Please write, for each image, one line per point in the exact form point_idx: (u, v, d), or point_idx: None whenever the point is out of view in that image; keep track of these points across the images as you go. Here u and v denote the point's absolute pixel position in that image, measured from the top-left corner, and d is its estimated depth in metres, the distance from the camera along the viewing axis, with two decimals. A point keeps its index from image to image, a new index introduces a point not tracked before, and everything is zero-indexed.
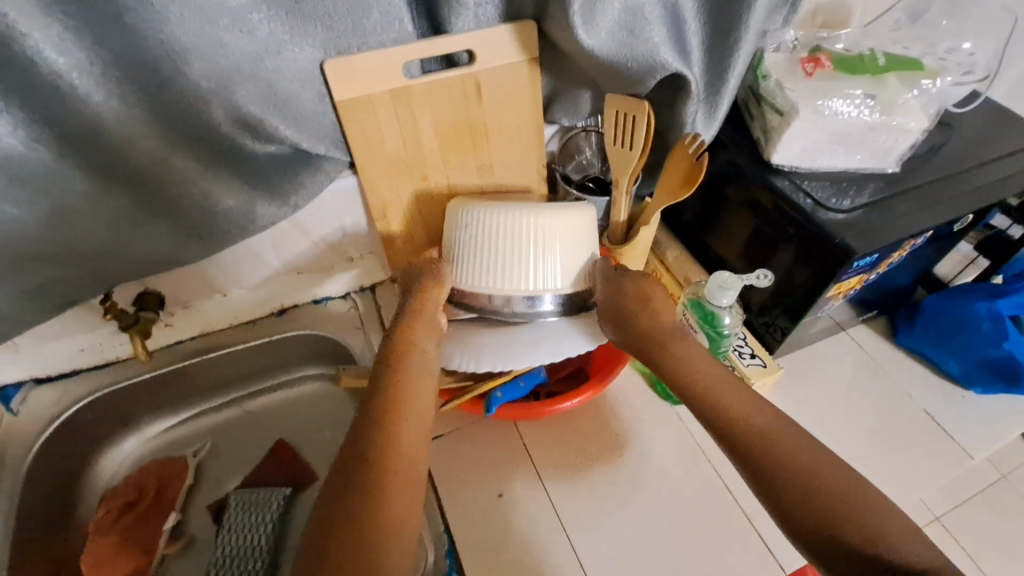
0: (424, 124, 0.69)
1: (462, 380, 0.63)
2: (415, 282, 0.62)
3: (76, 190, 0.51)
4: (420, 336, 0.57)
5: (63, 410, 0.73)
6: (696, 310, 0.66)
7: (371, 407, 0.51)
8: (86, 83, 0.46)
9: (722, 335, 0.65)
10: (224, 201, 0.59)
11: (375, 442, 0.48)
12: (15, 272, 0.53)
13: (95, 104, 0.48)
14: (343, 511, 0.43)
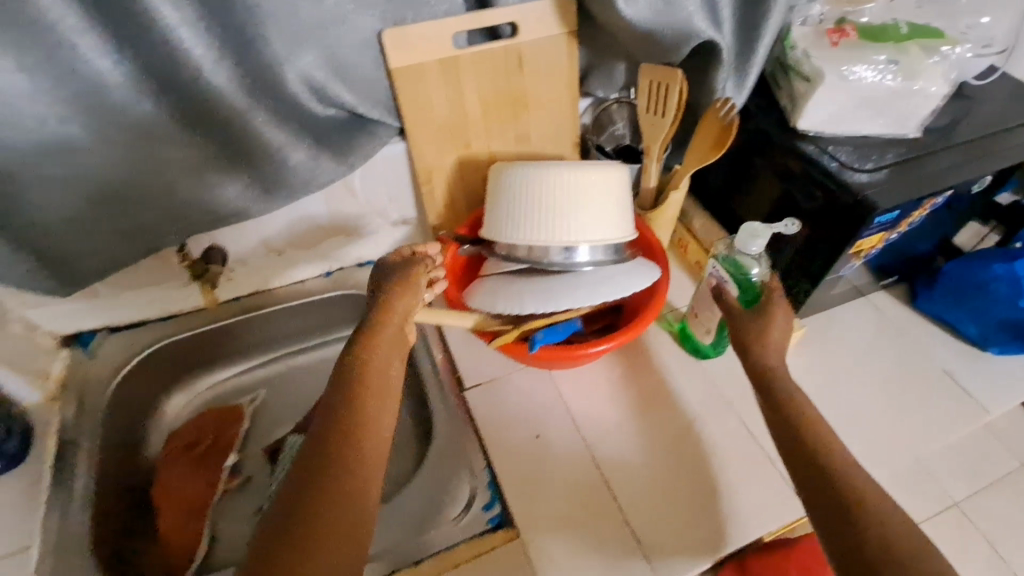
0: (469, 93, 0.74)
1: (502, 324, 0.67)
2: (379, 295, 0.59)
3: (168, 140, 0.57)
4: (383, 348, 0.54)
5: (133, 355, 0.80)
6: (725, 262, 0.69)
7: (331, 419, 0.48)
8: (190, 41, 0.51)
9: (752, 285, 0.67)
10: (292, 156, 0.64)
11: (337, 462, 0.45)
12: (112, 215, 0.59)
13: (196, 58, 0.53)
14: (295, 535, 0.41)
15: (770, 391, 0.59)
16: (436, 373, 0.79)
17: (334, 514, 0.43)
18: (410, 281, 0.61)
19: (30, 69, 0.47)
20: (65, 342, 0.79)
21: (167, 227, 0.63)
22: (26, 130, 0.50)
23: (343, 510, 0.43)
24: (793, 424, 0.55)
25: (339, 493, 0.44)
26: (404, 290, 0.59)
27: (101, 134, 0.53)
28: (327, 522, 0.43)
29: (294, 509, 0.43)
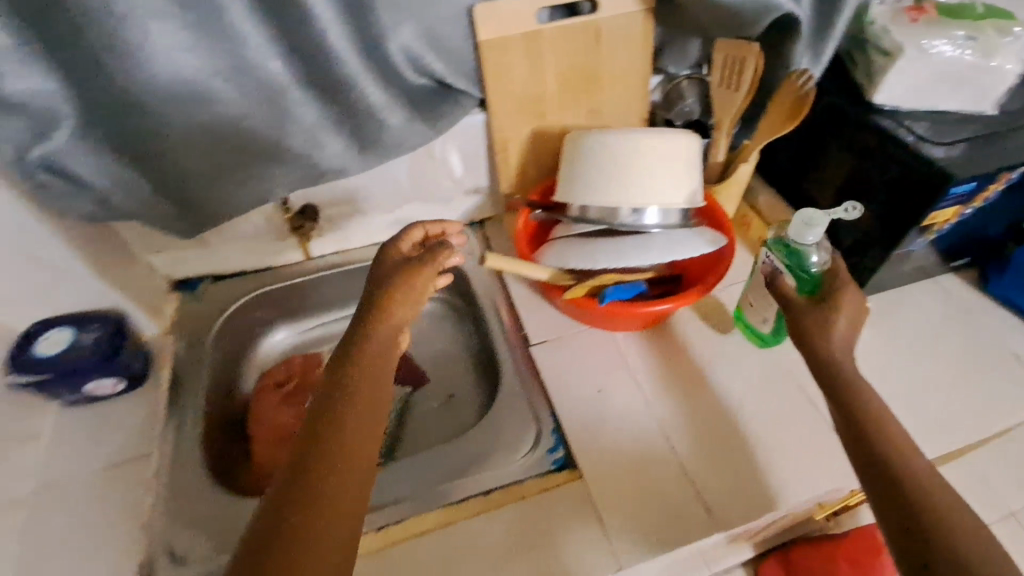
0: (548, 67, 0.78)
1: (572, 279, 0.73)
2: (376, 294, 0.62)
3: (289, 100, 0.64)
4: (374, 347, 0.59)
5: (234, 301, 0.89)
6: (780, 250, 0.68)
7: (321, 418, 0.53)
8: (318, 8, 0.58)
9: (810, 275, 0.67)
10: (390, 119, 0.70)
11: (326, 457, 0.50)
12: (238, 164, 0.67)
13: (320, 24, 0.59)
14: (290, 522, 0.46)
15: (834, 372, 0.60)
16: (503, 331, 0.84)
17: (325, 502, 0.48)
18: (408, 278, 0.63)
19: (187, 29, 0.55)
20: (173, 286, 0.88)
21: (278, 180, 0.70)
22: (177, 83, 0.57)
23: (332, 498, 0.48)
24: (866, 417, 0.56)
25: (328, 494, 0.48)
26: (403, 290, 0.62)
27: (236, 91, 0.61)
28: (320, 510, 0.47)
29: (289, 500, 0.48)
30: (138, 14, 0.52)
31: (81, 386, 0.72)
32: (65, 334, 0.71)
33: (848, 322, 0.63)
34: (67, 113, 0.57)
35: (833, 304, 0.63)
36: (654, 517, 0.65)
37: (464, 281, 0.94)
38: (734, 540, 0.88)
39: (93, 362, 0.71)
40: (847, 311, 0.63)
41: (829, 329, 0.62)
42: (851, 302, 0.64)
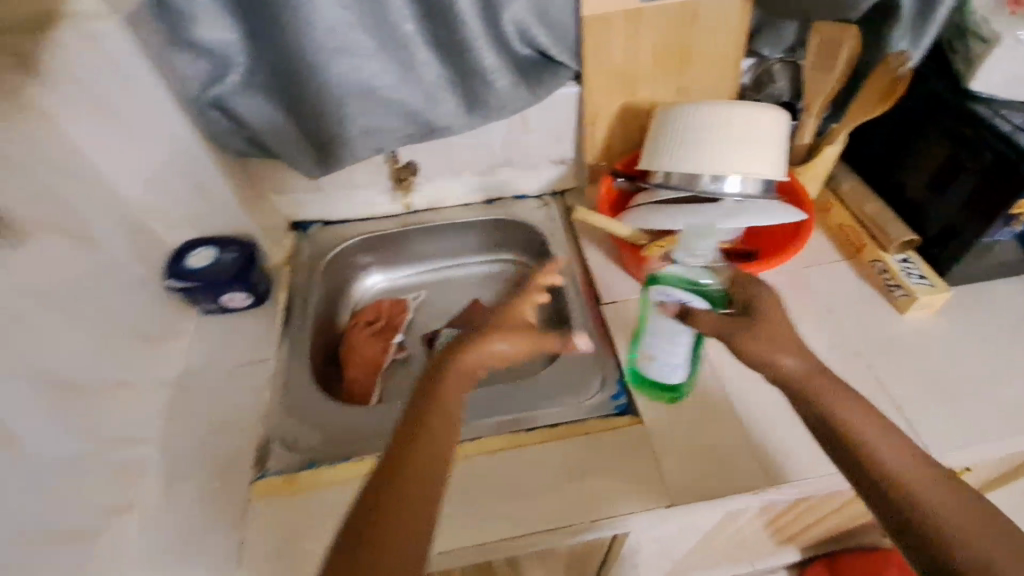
0: (645, 44, 0.83)
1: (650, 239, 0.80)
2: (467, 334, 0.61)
3: (415, 57, 0.74)
4: (451, 381, 0.57)
5: (338, 244, 1.00)
6: (671, 278, 0.64)
7: (400, 441, 0.52)
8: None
9: (706, 289, 0.64)
10: (498, 82, 0.78)
11: (397, 479, 0.49)
12: (364, 114, 0.77)
13: None
14: (364, 538, 0.46)
15: (819, 408, 0.54)
16: (578, 292, 0.89)
17: (393, 522, 0.47)
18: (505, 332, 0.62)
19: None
20: (291, 226, 1.01)
21: (394, 132, 0.80)
22: (329, 38, 0.68)
23: (400, 520, 0.47)
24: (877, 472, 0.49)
25: (399, 514, 0.47)
26: (492, 337, 0.60)
27: (376, 46, 0.71)
28: (389, 531, 0.46)
29: (362, 521, 0.47)
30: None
31: (219, 297, 0.85)
32: (210, 252, 0.84)
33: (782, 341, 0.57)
34: (239, 59, 0.71)
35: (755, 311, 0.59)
36: (709, 467, 0.68)
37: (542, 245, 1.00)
38: (783, 522, 0.88)
39: (232, 277, 0.83)
40: (773, 320, 0.58)
41: (774, 348, 0.56)
42: (778, 308, 0.59)
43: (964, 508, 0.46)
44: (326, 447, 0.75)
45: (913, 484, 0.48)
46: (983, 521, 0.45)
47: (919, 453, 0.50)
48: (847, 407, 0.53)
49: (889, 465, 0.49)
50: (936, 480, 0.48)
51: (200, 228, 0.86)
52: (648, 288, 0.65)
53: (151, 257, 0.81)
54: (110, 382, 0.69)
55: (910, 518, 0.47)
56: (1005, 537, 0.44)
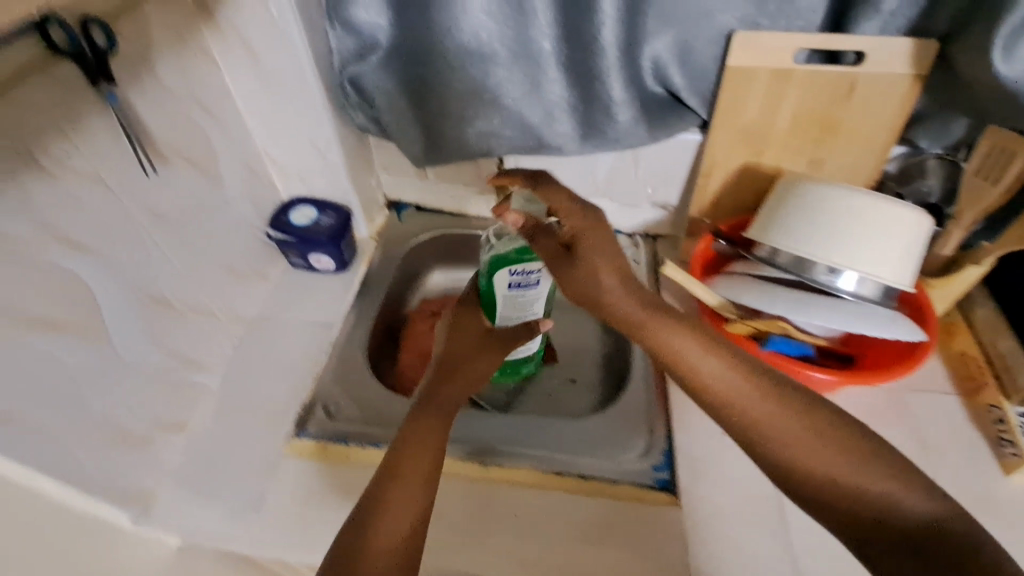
0: (786, 106, 0.78)
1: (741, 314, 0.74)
2: (448, 365, 0.71)
3: (546, 76, 0.73)
4: (442, 397, 0.67)
5: (424, 232, 1.03)
6: (509, 252, 0.72)
7: (401, 435, 0.62)
8: (608, 9, 0.65)
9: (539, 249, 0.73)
10: (620, 116, 0.75)
11: (401, 461, 0.59)
12: (479, 116, 0.77)
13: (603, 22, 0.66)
14: (373, 501, 0.55)
15: (663, 349, 0.58)
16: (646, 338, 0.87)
17: (399, 487, 0.56)
18: (471, 363, 0.71)
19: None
20: (388, 205, 1.05)
21: (505, 140, 0.80)
22: (469, 40, 0.69)
23: (405, 485, 0.57)
24: (734, 419, 0.54)
25: (402, 480, 0.57)
26: (466, 367, 0.71)
27: (508, 54, 0.71)
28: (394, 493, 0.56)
29: (376, 490, 0.56)
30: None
31: (307, 255, 0.90)
32: (311, 212, 0.90)
33: (594, 252, 0.62)
34: (382, 42, 0.73)
35: (576, 231, 0.63)
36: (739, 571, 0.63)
37: None
38: None
39: (325, 237, 0.88)
40: (594, 247, 0.62)
41: (591, 268, 0.61)
42: (598, 237, 0.63)
43: (803, 430, 0.52)
44: (361, 423, 0.75)
45: (775, 430, 0.53)
46: (828, 440, 0.51)
47: (757, 381, 0.55)
48: (694, 353, 0.57)
49: (753, 412, 0.54)
50: (784, 408, 0.53)
51: (309, 187, 0.91)
52: (500, 275, 0.73)
53: (262, 203, 0.88)
54: (198, 308, 0.75)
55: (786, 461, 0.52)
56: (840, 445, 0.51)
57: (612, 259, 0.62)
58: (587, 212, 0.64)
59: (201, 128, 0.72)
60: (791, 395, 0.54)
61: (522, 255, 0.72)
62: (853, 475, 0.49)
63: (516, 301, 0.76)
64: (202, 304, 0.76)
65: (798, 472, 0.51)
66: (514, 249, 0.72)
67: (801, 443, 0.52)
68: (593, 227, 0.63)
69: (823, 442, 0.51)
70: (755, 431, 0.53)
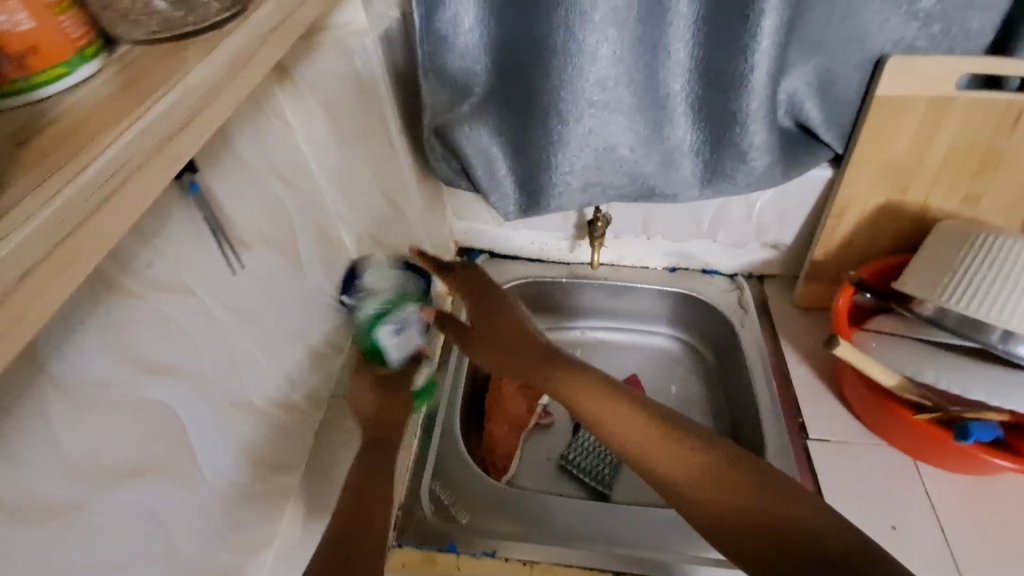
0: (943, 137, 0.66)
1: (921, 397, 0.63)
2: (387, 414, 0.67)
3: (671, 119, 0.62)
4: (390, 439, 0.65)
5: (502, 282, 0.93)
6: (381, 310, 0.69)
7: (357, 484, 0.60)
8: (765, 47, 0.55)
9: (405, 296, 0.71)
10: (756, 160, 0.64)
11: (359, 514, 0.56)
12: (588, 168, 0.66)
13: (754, 59, 0.56)
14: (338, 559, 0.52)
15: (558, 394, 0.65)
16: (775, 405, 0.76)
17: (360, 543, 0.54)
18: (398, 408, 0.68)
19: (631, 40, 0.57)
20: (459, 252, 0.96)
21: (611, 190, 0.68)
22: (594, 88, 0.59)
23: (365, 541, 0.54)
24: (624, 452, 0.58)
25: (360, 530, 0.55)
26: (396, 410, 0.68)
27: (633, 97, 0.60)
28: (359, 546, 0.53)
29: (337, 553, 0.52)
30: (599, 16, 0.55)
31: None
32: None
33: (492, 325, 0.74)
34: (478, 88, 0.63)
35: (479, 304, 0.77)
36: None
37: (730, 335, 0.87)
38: None
39: None
40: (494, 318, 0.75)
41: (492, 337, 0.73)
42: (496, 310, 0.76)
43: (680, 453, 0.56)
44: (469, 526, 0.68)
45: (662, 456, 0.56)
46: (696, 453, 0.55)
47: (637, 408, 0.60)
48: (576, 387, 0.64)
49: (641, 443, 0.57)
50: (660, 430, 0.58)
51: (381, 244, 0.81)
52: (381, 332, 0.68)
53: (334, 267, 0.78)
54: (278, 401, 0.66)
55: (668, 482, 0.55)
56: (701, 455, 0.55)
57: (505, 323, 0.74)
58: (482, 295, 0.78)
59: (275, 200, 0.63)
60: (664, 416, 0.59)
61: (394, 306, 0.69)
62: (735, 488, 0.53)
63: (399, 347, 0.71)
64: (280, 396, 0.66)
65: (682, 493, 0.54)
66: (371, 305, 0.69)
67: (678, 465, 0.55)
68: (494, 297, 0.77)
69: (687, 458, 0.55)
70: (645, 461, 0.56)
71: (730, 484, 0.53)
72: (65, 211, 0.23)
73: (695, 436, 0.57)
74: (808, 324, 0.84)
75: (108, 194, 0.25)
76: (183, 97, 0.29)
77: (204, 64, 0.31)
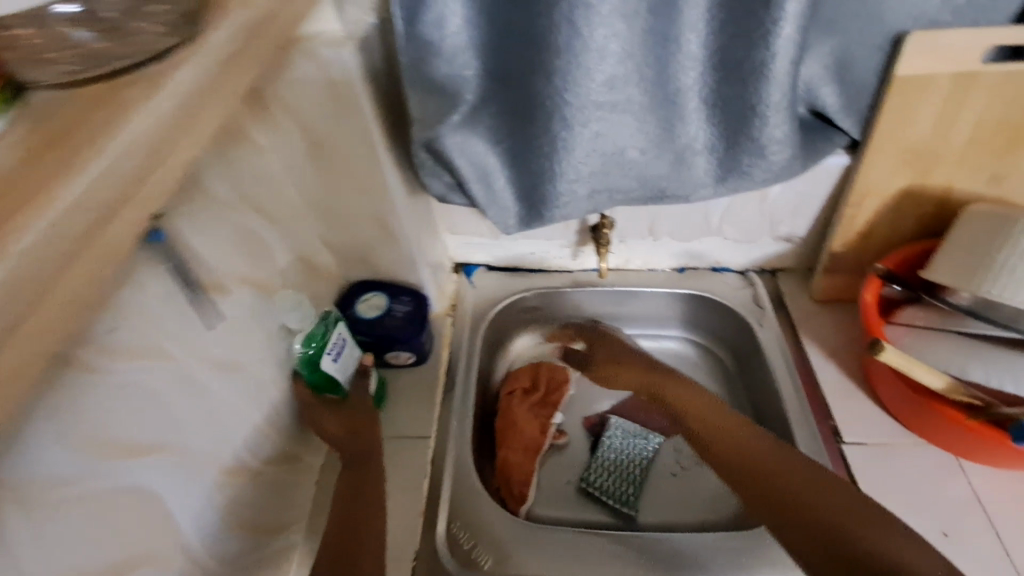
0: (967, 116, 0.62)
1: (972, 399, 0.59)
2: (356, 432, 0.64)
3: (684, 116, 0.57)
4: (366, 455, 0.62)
5: (503, 297, 0.87)
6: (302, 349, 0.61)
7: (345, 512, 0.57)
8: (789, 31, 0.50)
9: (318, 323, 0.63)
10: (775, 155, 0.59)
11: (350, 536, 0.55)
12: (596, 174, 0.60)
13: (776, 46, 0.51)
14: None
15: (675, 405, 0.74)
16: (804, 408, 0.72)
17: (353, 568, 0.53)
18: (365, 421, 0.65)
19: (641, 32, 0.51)
20: (455, 267, 0.90)
21: (620, 195, 0.63)
22: (601, 89, 0.54)
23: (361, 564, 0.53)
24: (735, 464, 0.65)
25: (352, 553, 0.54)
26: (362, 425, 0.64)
27: (643, 95, 0.55)
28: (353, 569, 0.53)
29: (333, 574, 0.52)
30: (606, 8, 0.49)
31: (384, 352, 0.74)
32: (381, 299, 0.74)
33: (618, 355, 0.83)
34: (469, 95, 0.57)
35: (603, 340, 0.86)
36: None
37: (747, 335, 0.83)
38: None
39: (404, 334, 0.72)
40: (618, 349, 0.83)
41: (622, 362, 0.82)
42: (621, 348, 0.83)
43: (791, 470, 0.61)
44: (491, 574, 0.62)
45: (773, 466, 0.62)
46: (805, 481, 0.60)
47: (753, 429, 0.67)
48: (696, 408, 0.72)
49: (751, 443, 0.66)
50: (783, 461, 0.62)
51: (373, 269, 0.74)
52: (326, 368, 0.61)
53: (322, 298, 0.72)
54: (273, 454, 0.60)
55: (766, 490, 0.61)
56: (812, 486, 0.59)
57: (632, 354, 0.82)
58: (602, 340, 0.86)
59: (252, 234, 0.57)
60: (786, 448, 0.63)
61: (313, 338, 0.62)
62: (831, 503, 0.58)
63: (348, 364, 0.66)
64: (276, 448, 0.60)
65: (772, 494, 0.61)
66: (310, 346, 0.62)
67: (786, 476, 0.61)
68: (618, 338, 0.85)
69: (789, 476, 0.61)
70: (750, 467, 0.64)
71: (827, 504, 0.58)
72: (37, 264, 0.23)
73: (826, 479, 0.59)
74: (828, 318, 0.80)
75: (56, 273, 0.23)
76: (108, 166, 0.26)
77: (134, 120, 0.27)
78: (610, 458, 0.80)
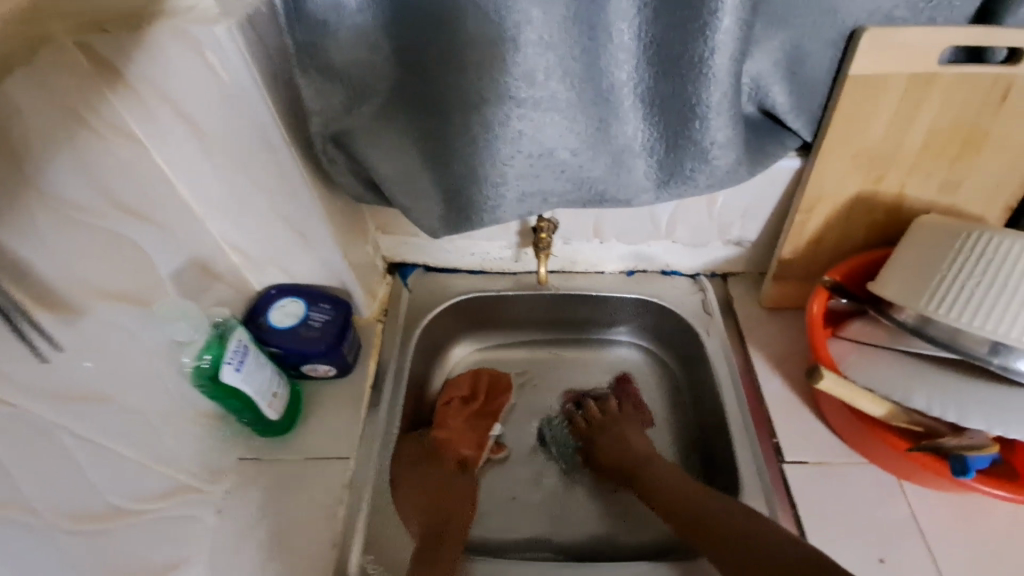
0: (922, 120, 0.58)
1: (911, 423, 0.57)
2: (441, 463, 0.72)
3: (619, 115, 0.52)
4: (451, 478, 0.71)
5: (441, 300, 0.81)
6: (200, 367, 0.55)
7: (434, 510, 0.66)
8: (728, 24, 0.45)
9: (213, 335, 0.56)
10: (720, 158, 0.54)
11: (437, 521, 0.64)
12: (527, 177, 0.54)
13: (716, 37, 0.46)
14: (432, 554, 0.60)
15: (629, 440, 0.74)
16: (747, 424, 0.69)
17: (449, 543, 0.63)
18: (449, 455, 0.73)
19: (564, 20, 0.45)
20: (390, 268, 0.83)
21: (554, 199, 0.57)
22: (521, 83, 0.48)
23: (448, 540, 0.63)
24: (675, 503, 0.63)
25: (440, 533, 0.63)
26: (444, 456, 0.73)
27: (571, 92, 0.49)
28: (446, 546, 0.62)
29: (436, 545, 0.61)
30: None
31: (300, 365, 0.67)
32: (298, 307, 0.67)
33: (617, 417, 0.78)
34: (379, 85, 0.51)
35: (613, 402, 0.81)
36: None
37: (695, 343, 0.79)
38: None
39: (321, 347, 0.66)
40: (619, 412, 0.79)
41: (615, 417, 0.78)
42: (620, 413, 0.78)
43: (718, 508, 0.59)
44: None
45: (699, 503, 0.61)
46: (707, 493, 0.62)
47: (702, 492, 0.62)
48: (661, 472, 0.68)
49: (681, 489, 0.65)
50: (702, 495, 0.62)
51: (289, 273, 0.67)
52: (228, 379, 0.55)
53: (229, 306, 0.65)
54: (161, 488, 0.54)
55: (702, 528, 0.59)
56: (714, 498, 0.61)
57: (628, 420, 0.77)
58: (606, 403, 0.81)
59: (121, 240, 0.49)
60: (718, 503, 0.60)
61: (211, 351, 0.55)
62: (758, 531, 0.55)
63: (253, 382, 0.58)
64: (164, 481, 0.54)
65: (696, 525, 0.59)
66: (205, 357, 0.55)
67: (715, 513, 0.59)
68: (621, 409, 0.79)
69: (703, 497, 0.62)
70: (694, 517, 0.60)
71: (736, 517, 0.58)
72: None
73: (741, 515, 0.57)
74: (777, 326, 0.77)
75: None
76: None
77: None
78: (569, 440, 0.79)
